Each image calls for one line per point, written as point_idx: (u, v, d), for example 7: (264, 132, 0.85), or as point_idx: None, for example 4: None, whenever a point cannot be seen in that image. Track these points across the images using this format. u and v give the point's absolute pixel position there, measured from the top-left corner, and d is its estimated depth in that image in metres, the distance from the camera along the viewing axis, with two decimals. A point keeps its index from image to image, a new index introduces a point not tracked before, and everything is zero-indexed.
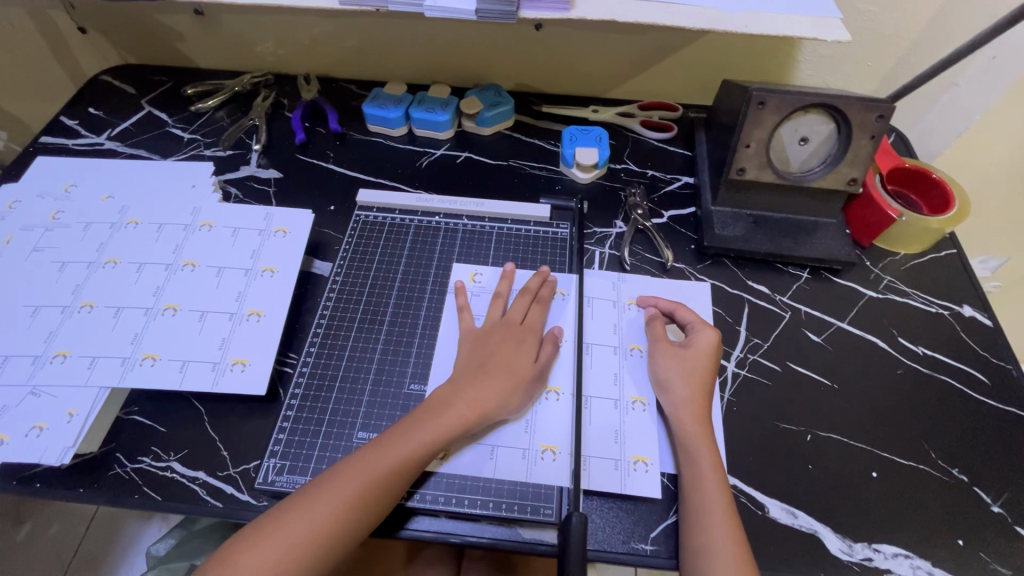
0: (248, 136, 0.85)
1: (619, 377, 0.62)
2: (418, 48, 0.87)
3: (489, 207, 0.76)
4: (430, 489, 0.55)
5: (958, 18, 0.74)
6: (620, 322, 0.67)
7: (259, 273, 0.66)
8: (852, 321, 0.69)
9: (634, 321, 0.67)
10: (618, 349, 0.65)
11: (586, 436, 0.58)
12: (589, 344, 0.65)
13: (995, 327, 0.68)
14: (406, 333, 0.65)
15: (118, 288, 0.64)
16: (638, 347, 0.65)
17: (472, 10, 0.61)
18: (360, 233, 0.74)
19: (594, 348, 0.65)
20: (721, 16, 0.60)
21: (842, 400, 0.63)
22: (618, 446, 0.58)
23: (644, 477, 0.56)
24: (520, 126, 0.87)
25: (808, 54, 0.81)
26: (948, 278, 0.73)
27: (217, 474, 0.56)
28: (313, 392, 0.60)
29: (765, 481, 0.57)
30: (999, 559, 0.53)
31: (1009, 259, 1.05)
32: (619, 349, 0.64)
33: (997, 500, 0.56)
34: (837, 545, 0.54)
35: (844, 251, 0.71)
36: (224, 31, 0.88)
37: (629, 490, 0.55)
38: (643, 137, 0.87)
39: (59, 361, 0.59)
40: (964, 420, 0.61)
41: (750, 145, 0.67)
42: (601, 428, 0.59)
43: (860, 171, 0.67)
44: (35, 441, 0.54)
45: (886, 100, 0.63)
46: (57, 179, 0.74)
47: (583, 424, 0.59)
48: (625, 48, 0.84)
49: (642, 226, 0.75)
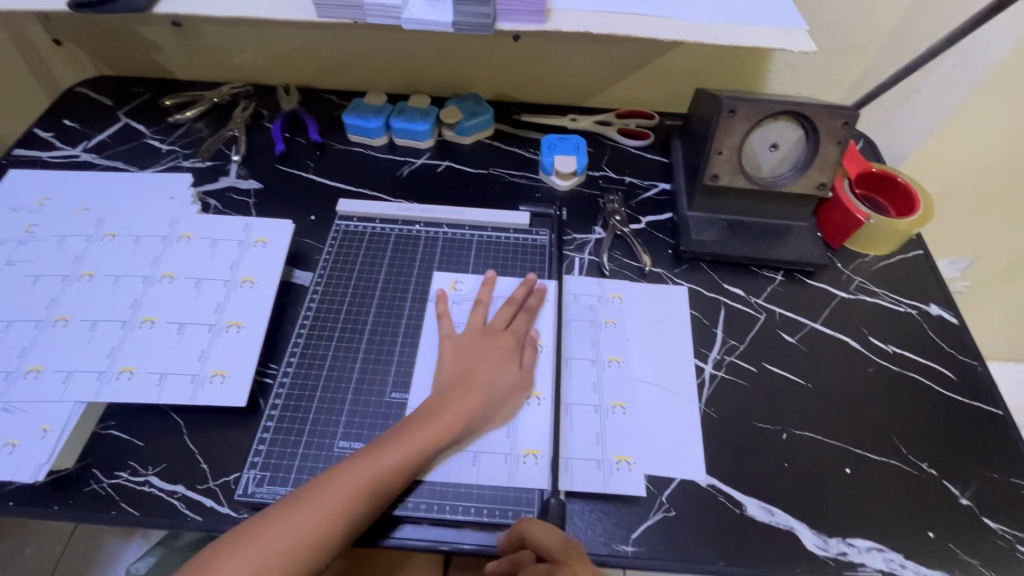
0: (227, 146, 0.85)
1: (598, 387, 0.63)
2: (398, 59, 0.88)
3: (469, 215, 0.76)
4: (413, 497, 0.55)
5: (917, 28, 0.77)
6: (597, 340, 0.67)
7: (238, 284, 0.66)
8: (825, 321, 0.71)
9: (611, 340, 0.67)
10: (596, 362, 0.65)
11: (567, 438, 0.60)
12: (569, 358, 0.65)
13: (960, 325, 0.71)
14: (387, 342, 0.65)
15: (95, 301, 0.64)
16: (615, 359, 0.65)
17: (448, 23, 0.62)
18: (340, 243, 0.74)
19: (573, 363, 0.65)
20: (691, 28, 0.62)
21: (815, 399, 0.64)
22: (600, 446, 0.59)
23: (627, 476, 0.57)
24: (499, 135, 0.89)
25: (777, 63, 0.84)
26: (916, 278, 0.75)
27: (197, 488, 0.56)
28: (292, 403, 0.60)
29: (741, 480, 0.58)
30: (968, 550, 0.55)
31: (976, 259, 1.09)
32: (596, 362, 0.65)
33: (965, 492, 0.58)
34: (813, 541, 0.55)
35: (816, 253, 0.73)
36: (202, 42, 0.88)
37: (611, 489, 0.57)
38: (620, 144, 0.88)
39: (33, 376, 0.58)
40: (933, 417, 0.63)
41: (722, 152, 0.69)
42: (581, 431, 0.60)
43: (829, 175, 0.69)
44: (7, 458, 0.53)
45: (850, 107, 0.65)
46: (31, 193, 0.73)
47: (564, 428, 0.60)
48: (601, 59, 0.86)
49: (621, 232, 0.77)
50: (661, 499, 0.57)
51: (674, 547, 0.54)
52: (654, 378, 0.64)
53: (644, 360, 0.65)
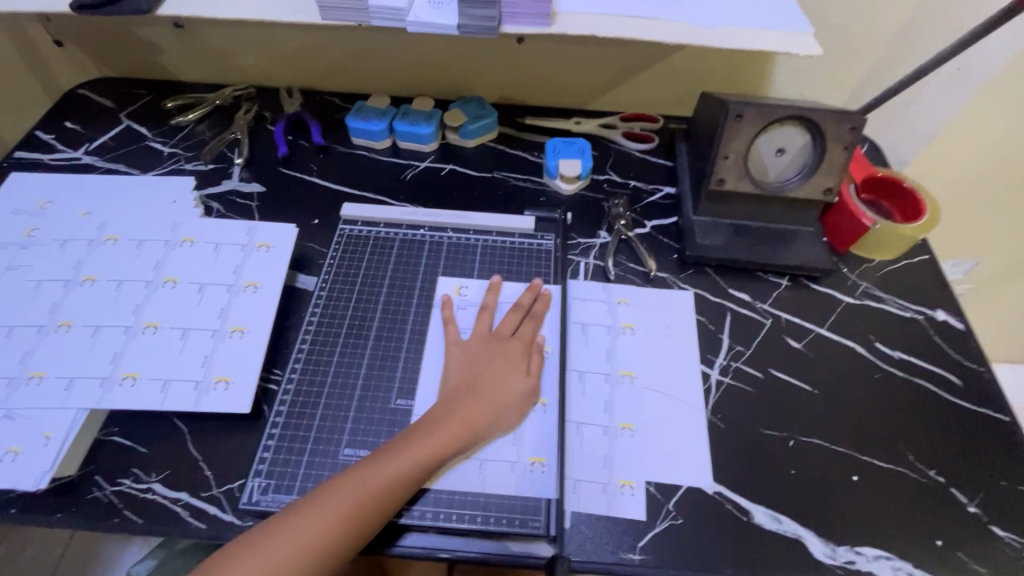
0: (230, 149, 0.84)
1: (609, 405, 0.62)
2: (401, 61, 0.88)
3: (473, 220, 0.76)
4: (419, 505, 0.55)
5: (923, 31, 0.77)
6: (612, 349, 0.66)
7: (241, 289, 0.66)
8: (831, 327, 0.70)
9: (626, 352, 0.66)
10: (609, 376, 0.64)
11: (572, 462, 0.58)
12: (578, 370, 0.64)
13: (967, 330, 0.71)
14: (392, 348, 0.65)
15: (97, 306, 0.63)
16: (629, 375, 0.64)
17: (454, 26, 0.61)
18: (344, 248, 0.73)
19: (585, 375, 0.64)
20: (698, 32, 0.62)
21: (821, 405, 0.64)
22: (606, 469, 0.58)
23: (631, 501, 0.56)
24: (503, 138, 0.88)
25: (782, 67, 0.84)
26: (922, 284, 0.75)
27: (200, 495, 0.55)
28: (297, 410, 0.60)
29: (748, 487, 0.58)
30: (976, 558, 0.55)
31: (980, 262, 1.09)
32: (610, 376, 0.64)
33: (973, 500, 0.58)
34: (821, 549, 0.55)
35: (822, 259, 0.73)
36: (204, 44, 0.87)
37: (615, 513, 0.56)
38: (625, 148, 0.88)
39: (35, 382, 0.58)
40: (940, 424, 0.63)
41: (729, 156, 0.69)
42: (588, 447, 0.59)
43: (835, 180, 0.69)
44: (10, 465, 0.53)
45: (857, 112, 0.65)
46: (33, 196, 0.72)
47: (573, 445, 0.59)
48: (605, 61, 0.85)
49: (626, 236, 0.76)
50: (668, 507, 0.57)
51: (682, 556, 0.54)
52: (661, 384, 0.64)
53: (651, 366, 0.65)
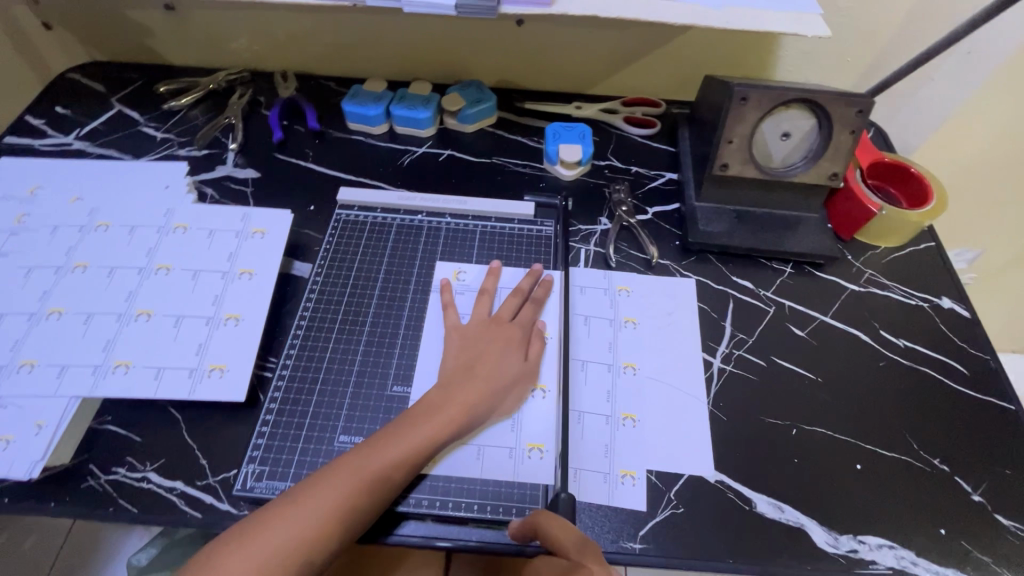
0: (224, 134, 0.83)
1: (611, 396, 0.61)
2: (398, 44, 0.86)
3: (472, 205, 0.75)
4: (417, 493, 0.54)
5: (932, 13, 0.75)
6: (615, 341, 0.65)
7: (237, 276, 0.65)
8: (835, 315, 0.69)
9: (629, 342, 0.65)
10: (611, 366, 0.63)
11: (577, 449, 0.58)
12: (581, 359, 0.63)
13: (972, 318, 0.70)
14: (388, 335, 0.64)
15: (89, 293, 0.62)
16: (631, 366, 0.63)
17: (451, 6, 0.60)
18: (341, 232, 0.72)
19: (587, 364, 0.63)
20: (702, 12, 0.60)
21: (826, 393, 0.63)
22: (607, 459, 0.57)
23: (631, 490, 0.56)
24: (503, 123, 0.87)
25: (788, 49, 0.82)
26: (927, 271, 0.74)
27: (196, 484, 0.54)
28: (291, 397, 0.59)
29: (751, 476, 0.57)
30: (980, 549, 0.54)
31: (984, 251, 1.08)
32: (612, 367, 0.63)
33: (977, 489, 0.57)
34: (823, 538, 0.54)
35: (826, 245, 0.71)
36: (196, 27, 0.85)
37: (616, 503, 0.55)
38: (626, 133, 0.87)
39: (26, 371, 0.56)
40: (945, 412, 0.62)
41: (732, 140, 0.68)
42: (590, 442, 0.58)
43: (842, 165, 0.68)
44: (2, 454, 0.52)
45: (865, 94, 0.63)
46: (23, 182, 0.71)
47: (575, 438, 0.58)
48: (607, 44, 0.84)
49: (627, 223, 0.75)
50: (669, 496, 0.56)
51: (683, 544, 0.53)
52: (662, 372, 0.63)
53: (652, 354, 0.64)
